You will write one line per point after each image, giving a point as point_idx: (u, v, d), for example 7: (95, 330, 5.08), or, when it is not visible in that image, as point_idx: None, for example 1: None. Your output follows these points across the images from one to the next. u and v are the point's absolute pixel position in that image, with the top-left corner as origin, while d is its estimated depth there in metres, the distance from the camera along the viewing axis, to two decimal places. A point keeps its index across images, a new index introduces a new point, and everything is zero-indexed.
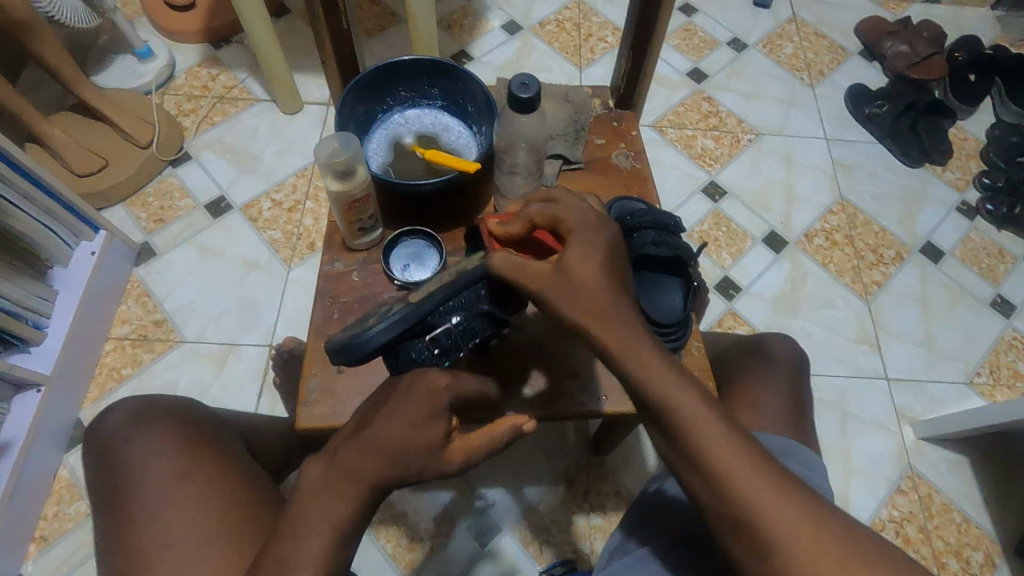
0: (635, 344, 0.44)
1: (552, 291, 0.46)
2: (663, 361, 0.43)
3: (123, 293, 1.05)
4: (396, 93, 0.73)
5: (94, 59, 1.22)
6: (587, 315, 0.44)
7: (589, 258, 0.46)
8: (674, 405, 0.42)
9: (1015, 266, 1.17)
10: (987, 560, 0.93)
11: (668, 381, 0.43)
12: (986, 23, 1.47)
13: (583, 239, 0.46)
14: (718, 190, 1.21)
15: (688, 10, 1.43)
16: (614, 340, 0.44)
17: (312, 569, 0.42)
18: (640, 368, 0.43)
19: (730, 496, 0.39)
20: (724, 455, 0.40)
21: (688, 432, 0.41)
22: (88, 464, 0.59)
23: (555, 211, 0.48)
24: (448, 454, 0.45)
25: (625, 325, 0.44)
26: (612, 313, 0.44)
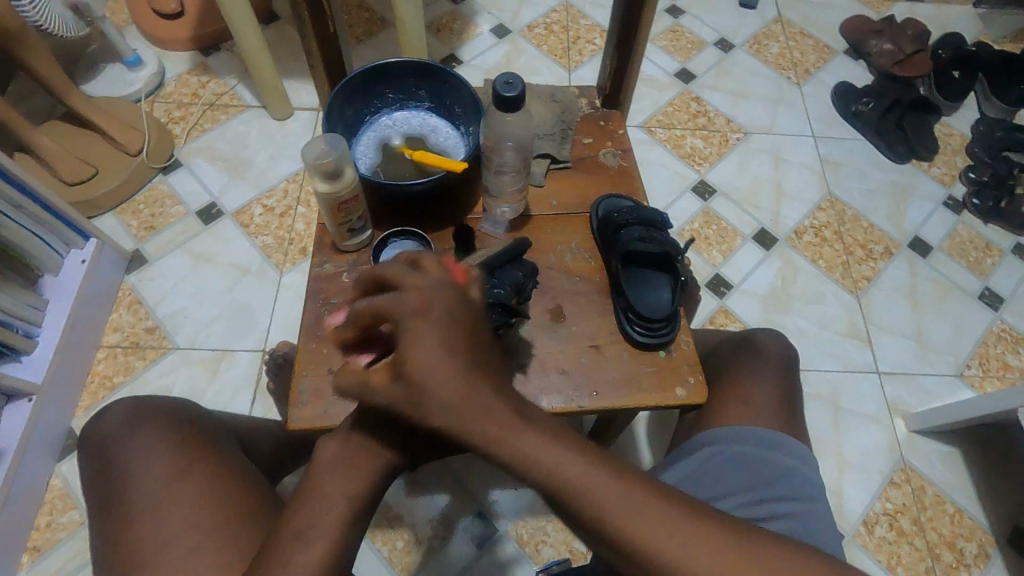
0: (504, 429, 0.38)
1: (404, 403, 0.39)
2: (545, 438, 0.39)
3: (114, 301, 1.04)
4: (384, 95, 0.73)
5: (83, 68, 1.22)
6: (454, 417, 0.38)
7: (429, 349, 0.38)
8: (564, 478, 0.38)
9: (1002, 259, 1.19)
10: (980, 551, 0.94)
11: (560, 462, 0.38)
12: (969, 20, 1.49)
13: (421, 347, 0.38)
14: (707, 189, 1.22)
15: (675, 12, 1.44)
16: (481, 431, 0.38)
17: (328, 538, 0.42)
18: (527, 462, 0.38)
19: (649, 559, 0.37)
20: (629, 521, 0.37)
21: (582, 503, 0.38)
22: (84, 467, 0.59)
23: (382, 299, 0.40)
24: (453, 434, 0.51)
25: (495, 407, 0.39)
26: (475, 400, 0.38)
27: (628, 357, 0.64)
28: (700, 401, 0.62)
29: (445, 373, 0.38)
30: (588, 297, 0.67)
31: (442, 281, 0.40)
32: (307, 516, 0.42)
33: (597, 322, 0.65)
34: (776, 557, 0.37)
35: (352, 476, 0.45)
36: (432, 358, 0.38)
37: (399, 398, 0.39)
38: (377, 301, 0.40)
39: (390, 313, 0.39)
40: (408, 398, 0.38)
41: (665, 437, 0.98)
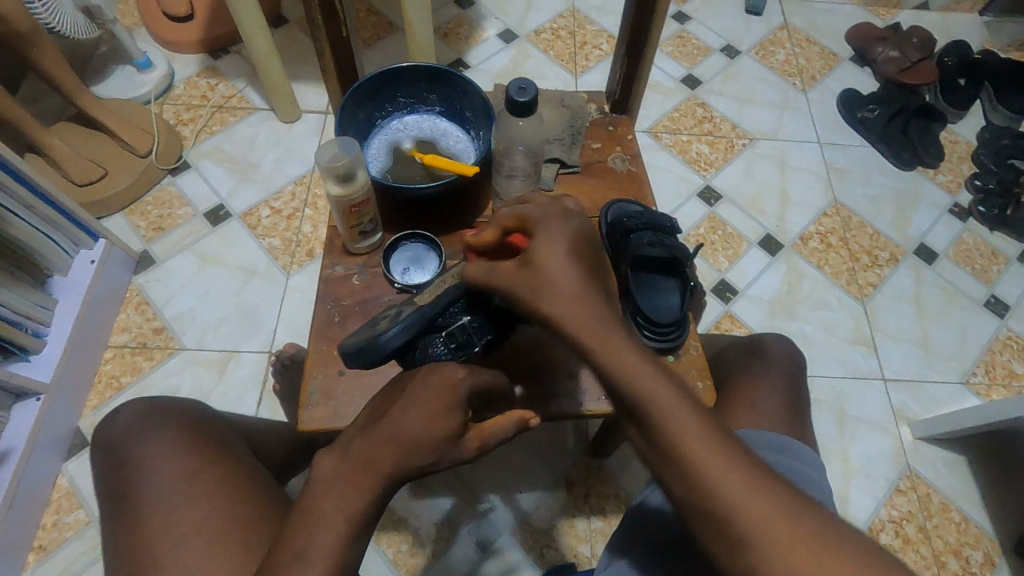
0: (609, 344, 0.43)
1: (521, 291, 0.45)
2: (641, 358, 0.42)
3: (122, 301, 1.05)
4: (395, 99, 0.74)
5: (94, 70, 1.23)
6: (566, 311, 0.43)
7: (559, 249, 0.45)
8: (651, 404, 0.41)
9: (1008, 267, 1.18)
10: (986, 559, 0.93)
11: (647, 378, 0.41)
12: (975, 28, 1.50)
13: (549, 235, 0.46)
14: (713, 195, 1.22)
15: (681, 18, 1.45)
16: (591, 335, 0.43)
17: (320, 564, 0.41)
18: (615, 365, 0.42)
19: (710, 492, 0.39)
20: (702, 453, 0.39)
21: (658, 422, 0.41)
22: (96, 467, 0.59)
23: (524, 211, 0.49)
24: (463, 442, 0.47)
25: (598, 319, 0.43)
26: (589, 306, 0.43)
27: None
28: (708, 406, 0.62)
29: (566, 278, 0.44)
30: None
31: (576, 209, 0.49)
32: (305, 540, 0.42)
33: None
34: (819, 516, 0.37)
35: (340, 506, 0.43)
36: (559, 258, 0.45)
37: (522, 285, 0.45)
38: (527, 211, 0.49)
39: (532, 221, 0.48)
40: (529, 285, 0.45)
41: None
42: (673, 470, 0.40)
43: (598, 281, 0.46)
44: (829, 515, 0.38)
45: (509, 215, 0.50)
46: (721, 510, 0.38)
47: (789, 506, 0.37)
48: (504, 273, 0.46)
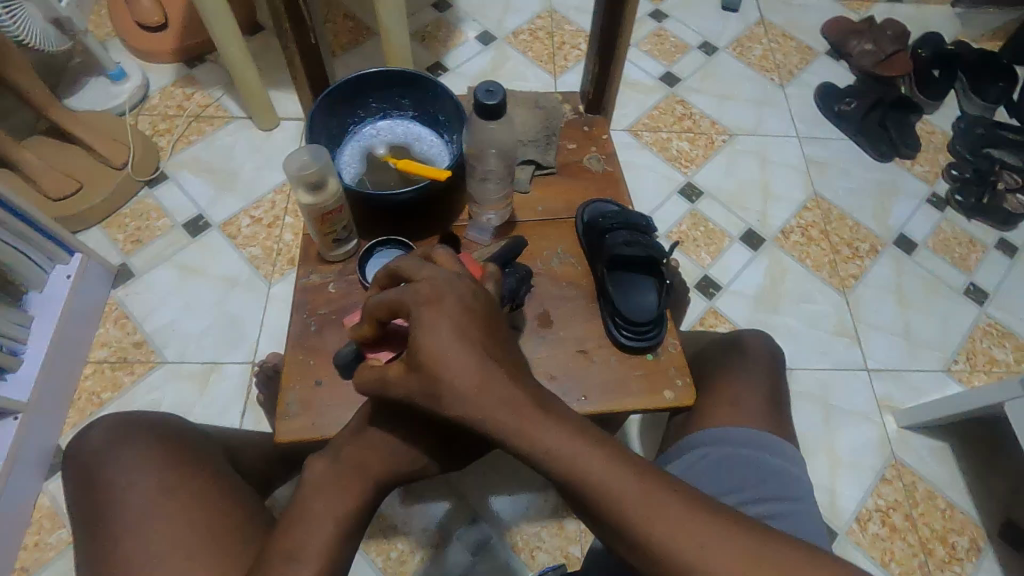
0: (527, 423, 0.42)
1: (419, 393, 0.43)
2: (564, 431, 0.42)
3: (101, 315, 1.04)
4: (368, 105, 0.73)
5: (67, 82, 1.21)
6: (468, 402, 0.42)
7: (434, 334, 0.42)
8: (577, 477, 0.41)
9: (986, 255, 1.20)
10: (972, 545, 0.94)
11: (570, 449, 0.41)
12: (948, 20, 1.51)
13: (436, 329, 0.42)
14: (694, 191, 1.23)
15: (658, 16, 1.46)
16: (501, 419, 0.41)
17: (315, 556, 0.41)
18: (534, 446, 0.41)
19: (651, 544, 0.40)
20: (634, 508, 0.40)
21: (596, 489, 0.41)
22: (68, 487, 0.58)
23: (393, 299, 0.44)
24: (434, 462, 0.55)
25: (504, 399, 0.42)
26: (488, 388, 0.42)
27: (617, 361, 0.64)
28: (688, 403, 0.62)
29: (458, 363, 0.42)
30: (576, 302, 0.67)
31: (452, 274, 0.44)
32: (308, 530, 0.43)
33: (586, 327, 0.66)
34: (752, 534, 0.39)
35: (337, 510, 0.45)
36: (441, 349, 0.41)
37: (417, 385, 0.43)
38: (394, 292, 0.44)
39: (405, 306, 0.44)
40: (426, 387, 0.42)
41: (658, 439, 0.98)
42: (625, 535, 0.41)
43: (491, 351, 0.43)
44: (775, 539, 0.39)
45: (381, 304, 0.45)
46: (676, 572, 0.39)
47: (741, 549, 0.38)
48: (410, 375, 0.43)
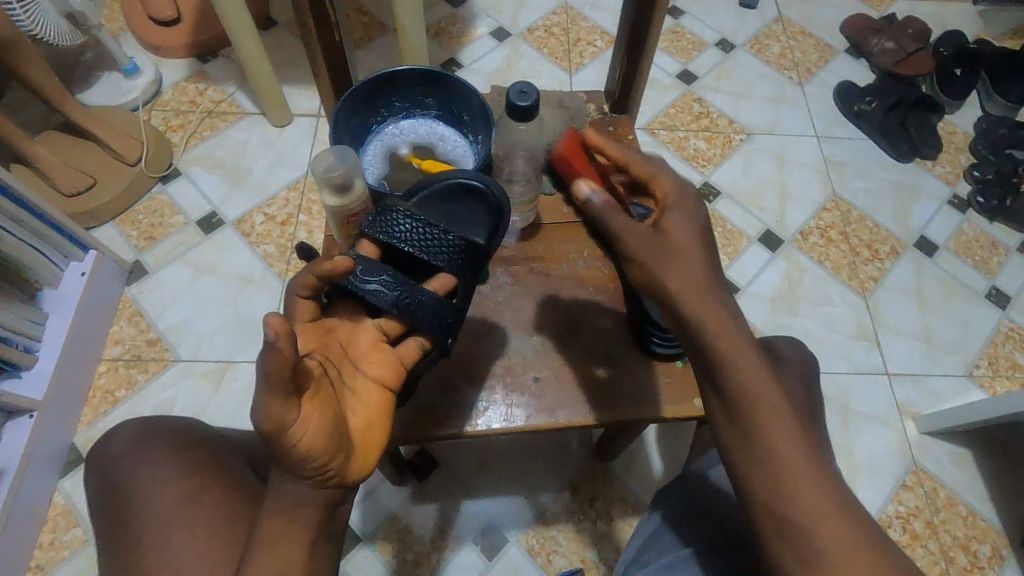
0: (728, 343, 0.43)
1: (652, 260, 0.44)
2: (757, 363, 0.43)
3: (115, 313, 1.03)
4: (391, 104, 0.72)
5: (79, 76, 1.20)
6: (689, 286, 0.43)
7: (689, 220, 0.45)
8: (755, 408, 0.42)
9: (1009, 258, 1.18)
10: (994, 553, 0.93)
11: (747, 360, 0.43)
12: (969, 18, 1.49)
13: (685, 210, 0.45)
14: (711, 191, 1.21)
15: (676, 12, 1.44)
16: (705, 327, 0.43)
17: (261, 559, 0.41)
18: (722, 361, 0.43)
19: (794, 504, 0.40)
20: (786, 460, 0.41)
21: (752, 414, 0.42)
22: (92, 492, 0.58)
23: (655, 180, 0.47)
24: (303, 411, 0.39)
25: (717, 303, 0.43)
26: (706, 289, 0.43)
27: (644, 369, 0.63)
28: None
29: (699, 257, 0.44)
30: (602, 307, 0.67)
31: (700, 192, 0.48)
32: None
33: (614, 332, 0.65)
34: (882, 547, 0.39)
35: (280, 554, 0.41)
36: (688, 237, 0.44)
37: (645, 248, 0.45)
38: (663, 183, 0.47)
39: (662, 195, 0.47)
40: (662, 255, 0.44)
41: (676, 445, 0.97)
42: (749, 461, 0.42)
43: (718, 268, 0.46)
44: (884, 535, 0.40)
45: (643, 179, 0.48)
46: (791, 516, 0.40)
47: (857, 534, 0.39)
48: (630, 234, 0.45)
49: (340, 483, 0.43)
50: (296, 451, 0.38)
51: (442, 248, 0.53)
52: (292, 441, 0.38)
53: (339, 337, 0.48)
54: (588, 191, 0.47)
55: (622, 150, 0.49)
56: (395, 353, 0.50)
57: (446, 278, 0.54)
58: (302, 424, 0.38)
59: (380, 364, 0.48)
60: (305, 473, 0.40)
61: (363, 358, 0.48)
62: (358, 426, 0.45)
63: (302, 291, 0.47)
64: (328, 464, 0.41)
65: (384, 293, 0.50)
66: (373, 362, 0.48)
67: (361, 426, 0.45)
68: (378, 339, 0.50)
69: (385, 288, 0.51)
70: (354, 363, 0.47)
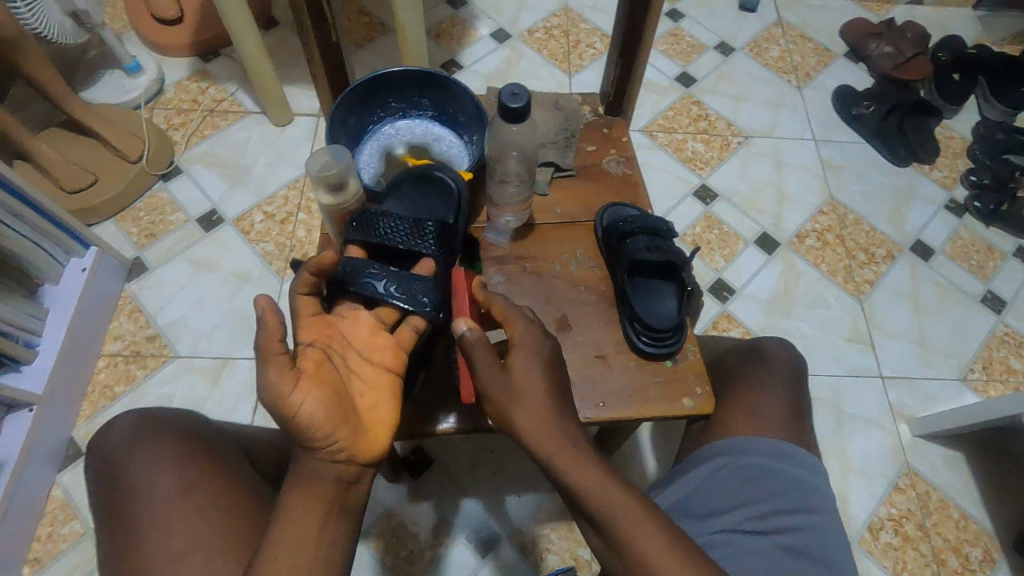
0: (576, 461, 0.49)
1: (499, 399, 0.50)
2: (602, 471, 0.49)
3: (115, 309, 1.04)
4: (388, 104, 0.73)
5: (83, 74, 1.21)
6: (530, 417, 0.49)
7: (531, 358, 0.51)
8: (614, 513, 0.47)
9: (1004, 263, 1.18)
10: (986, 556, 0.93)
11: (592, 474, 0.49)
12: (968, 23, 1.49)
13: (528, 348, 0.52)
14: (709, 193, 1.22)
15: (675, 15, 1.44)
16: (552, 451, 0.49)
17: (279, 538, 0.43)
18: (570, 477, 0.49)
19: None
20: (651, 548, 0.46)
21: (612, 522, 0.47)
22: (91, 482, 0.59)
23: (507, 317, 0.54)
24: (302, 384, 0.43)
25: (560, 432, 0.49)
26: (546, 414, 0.50)
27: (635, 367, 0.63)
28: (707, 411, 0.61)
29: (537, 386, 0.50)
30: (594, 306, 0.67)
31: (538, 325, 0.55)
32: (282, 550, 0.43)
33: (605, 332, 0.66)
34: None
35: (293, 530, 0.43)
36: (533, 371, 0.51)
37: (497, 387, 0.50)
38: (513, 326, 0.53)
39: (515, 332, 0.53)
40: (506, 390, 0.50)
41: (671, 445, 0.97)
42: (623, 566, 0.47)
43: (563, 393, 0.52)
44: None
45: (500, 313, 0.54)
46: None
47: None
48: (483, 370, 0.50)
49: (352, 459, 0.45)
50: (298, 422, 0.42)
51: (426, 234, 0.56)
52: (292, 412, 0.42)
53: (342, 328, 0.51)
54: (464, 328, 0.51)
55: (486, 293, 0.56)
56: (393, 338, 0.52)
57: (431, 261, 0.55)
58: (302, 394, 0.42)
59: (381, 350, 0.51)
60: (311, 448, 0.44)
61: (369, 347, 0.51)
62: (364, 407, 0.48)
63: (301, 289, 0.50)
64: (333, 438, 0.44)
65: (385, 288, 0.52)
66: (378, 351, 0.51)
67: (366, 408, 0.48)
68: (377, 326, 0.52)
69: (387, 286, 0.52)
70: (360, 352, 0.50)
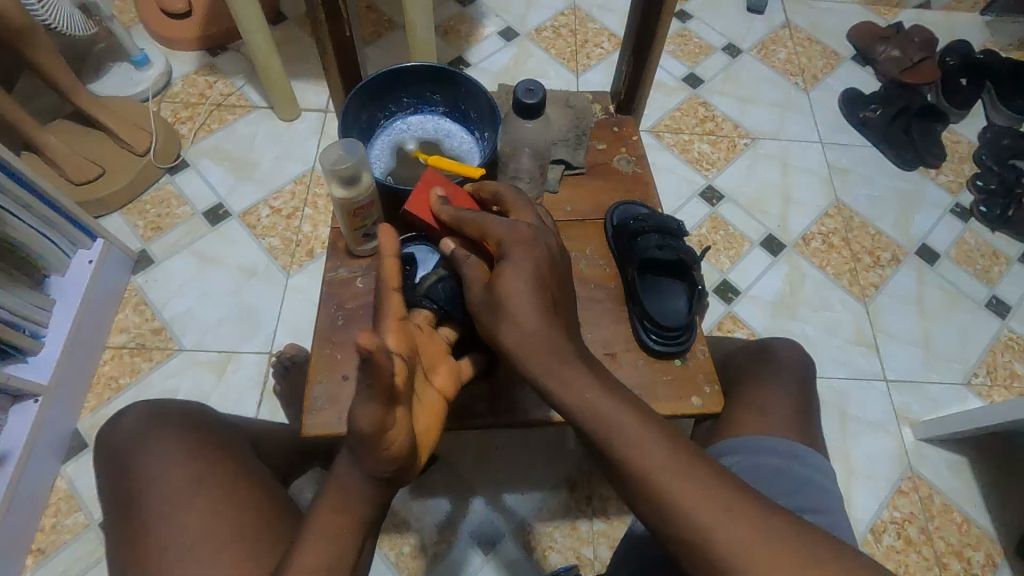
0: (579, 383, 0.48)
1: (489, 312, 0.50)
2: (606, 396, 0.47)
3: (121, 301, 1.04)
4: (399, 99, 0.73)
5: (91, 66, 1.21)
6: (521, 335, 0.49)
7: (519, 270, 0.50)
8: (623, 437, 0.45)
9: (1009, 267, 1.19)
10: (988, 560, 0.94)
11: (603, 403, 0.47)
12: (976, 28, 1.49)
13: (513, 259, 0.50)
14: (715, 195, 1.22)
15: (683, 16, 1.44)
16: (550, 371, 0.48)
17: (310, 557, 0.41)
18: (571, 401, 0.47)
19: (686, 522, 0.42)
20: (665, 475, 0.43)
21: (624, 454, 0.45)
22: (100, 475, 0.58)
23: (484, 224, 0.52)
24: (395, 419, 0.40)
25: (560, 352, 0.49)
26: (539, 332, 0.49)
27: (643, 365, 0.64)
28: (716, 410, 0.61)
29: (524, 299, 0.49)
30: (604, 304, 0.67)
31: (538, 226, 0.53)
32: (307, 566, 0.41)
33: (614, 330, 0.66)
34: (791, 526, 0.41)
35: (331, 551, 0.42)
36: (518, 279, 0.49)
37: (484, 303, 0.51)
38: (494, 228, 0.52)
39: (497, 237, 0.52)
40: (490, 305, 0.50)
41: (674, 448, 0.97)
42: (643, 500, 0.44)
43: (557, 310, 0.51)
44: (784, 516, 0.42)
45: (478, 226, 0.53)
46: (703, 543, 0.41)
47: (757, 524, 0.41)
48: (473, 283, 0.52)
49: (398, 482, 0.44)
50: (382, 451, 0.40)
51: None
52: (387, 442, 0.39)
53: (420, 341, 0.50)
54: (450, 246, 0.55)
55: (453, 210, 0.54)
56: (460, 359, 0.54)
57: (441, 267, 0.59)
58: (393, 428, 0.39)
59: (443, 375, 0.50)
60: (380, 473, 0.42)
61: (434, 368, 0.50)
62: (424, 432, 0.46)
63: (395, 287, 0.48)
64: (400, 467, 0.42)
65: (444, 294, 0.56)
66: (437, 372, 0.50)
67: (425, 432, 0.46)
68: (447, 347, 0.54)
69: (444, 291, 0.57)
70: (426, 371, 0.49)
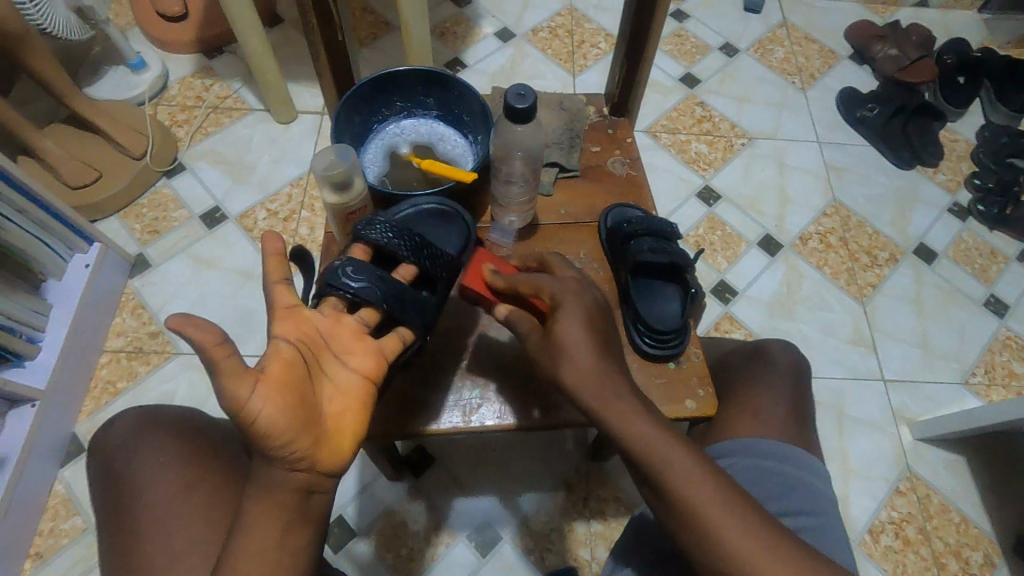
0: (620, 406, 0.48)
1: (540, 348, 0.51)
2: (650, 421, 0.47)
3: (118, 305, 1.04)
4: (392, 103, 0.73)
5: (87, 69, 1.21)
6: (571, 366, 0.49)
7: (574, 312, 0.51)
8: (662, 461, 0.46)
9: (1007, 266, 1.18)
10: (987, 560, 0.93)
11: (653, 435, 0.47)
12: (974, 26, 1.49)
13: (566, 309, 0.51)
14: (712, 194, 1.22)
15: (679, 16, 1.44)
16: (596, 397, 0.48)
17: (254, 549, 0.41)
18: (613, 423, 0.48)
19: (721, 547, 0.43)
20: (706, 502, 0.44)
21: (663, 476, 0.46)
22: (92, 478, 0.59)
23: (539, 280, 0.53)
24: (259, 398, 0.38)
25: (608, 380, 0.49)
26: (587, 361, 0.49)
27: (637, 368, 0.64)
28: (710, 413, 0.61)
29: (581, 339, 0.49)
30: None
31: (583, 279, 0.55)
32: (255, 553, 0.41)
33: None
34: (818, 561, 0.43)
35: (268, 534, 0.42)
36: (575, 324, 0.50)
37: (535, 345, 0.52)
38: (542, 281, 0.53)
39: (548, 291, 0.53)
40: (545, 342, 0.50)
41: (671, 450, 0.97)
42: (680, 523, 0.45)
43: (607, 347, 0.51)
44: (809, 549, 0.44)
45: (529, 284, 0.54)
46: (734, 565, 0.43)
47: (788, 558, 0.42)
48: (528, 334, 0.52)
49: (309, 467, 0.42)
50: (255, 430, 0.38)
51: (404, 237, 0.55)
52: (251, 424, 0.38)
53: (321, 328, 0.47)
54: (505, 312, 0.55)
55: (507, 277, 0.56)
56: (377, 345, 0.50)
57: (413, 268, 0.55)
58: (260, 402, 0.38)
59: (361, 355, 0.48)
60: (278, 456, 0.41)
61: (344, 350, 0.48)
62: (330, 414, 0.44)
63: (279, 278, 0.46)
64: (293, 447, 0.40)
65: (357, 281, 0.50)
66: (354, 355, 0.48)
67: (333, 414, 0.44)
68: (360, 331, 0.49)
69: (353, 274, 0.51)
70: (335, 353, 0.47)
